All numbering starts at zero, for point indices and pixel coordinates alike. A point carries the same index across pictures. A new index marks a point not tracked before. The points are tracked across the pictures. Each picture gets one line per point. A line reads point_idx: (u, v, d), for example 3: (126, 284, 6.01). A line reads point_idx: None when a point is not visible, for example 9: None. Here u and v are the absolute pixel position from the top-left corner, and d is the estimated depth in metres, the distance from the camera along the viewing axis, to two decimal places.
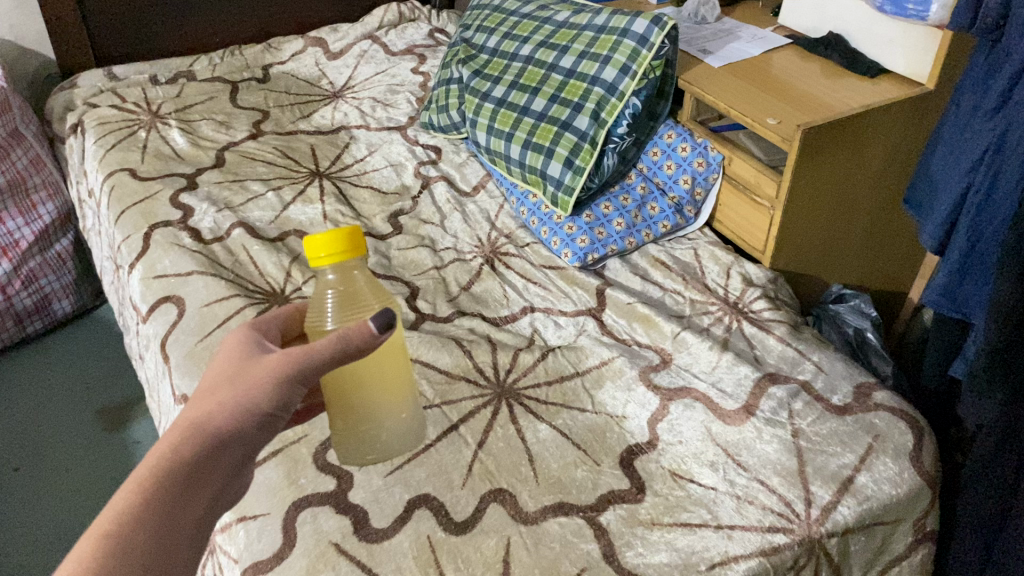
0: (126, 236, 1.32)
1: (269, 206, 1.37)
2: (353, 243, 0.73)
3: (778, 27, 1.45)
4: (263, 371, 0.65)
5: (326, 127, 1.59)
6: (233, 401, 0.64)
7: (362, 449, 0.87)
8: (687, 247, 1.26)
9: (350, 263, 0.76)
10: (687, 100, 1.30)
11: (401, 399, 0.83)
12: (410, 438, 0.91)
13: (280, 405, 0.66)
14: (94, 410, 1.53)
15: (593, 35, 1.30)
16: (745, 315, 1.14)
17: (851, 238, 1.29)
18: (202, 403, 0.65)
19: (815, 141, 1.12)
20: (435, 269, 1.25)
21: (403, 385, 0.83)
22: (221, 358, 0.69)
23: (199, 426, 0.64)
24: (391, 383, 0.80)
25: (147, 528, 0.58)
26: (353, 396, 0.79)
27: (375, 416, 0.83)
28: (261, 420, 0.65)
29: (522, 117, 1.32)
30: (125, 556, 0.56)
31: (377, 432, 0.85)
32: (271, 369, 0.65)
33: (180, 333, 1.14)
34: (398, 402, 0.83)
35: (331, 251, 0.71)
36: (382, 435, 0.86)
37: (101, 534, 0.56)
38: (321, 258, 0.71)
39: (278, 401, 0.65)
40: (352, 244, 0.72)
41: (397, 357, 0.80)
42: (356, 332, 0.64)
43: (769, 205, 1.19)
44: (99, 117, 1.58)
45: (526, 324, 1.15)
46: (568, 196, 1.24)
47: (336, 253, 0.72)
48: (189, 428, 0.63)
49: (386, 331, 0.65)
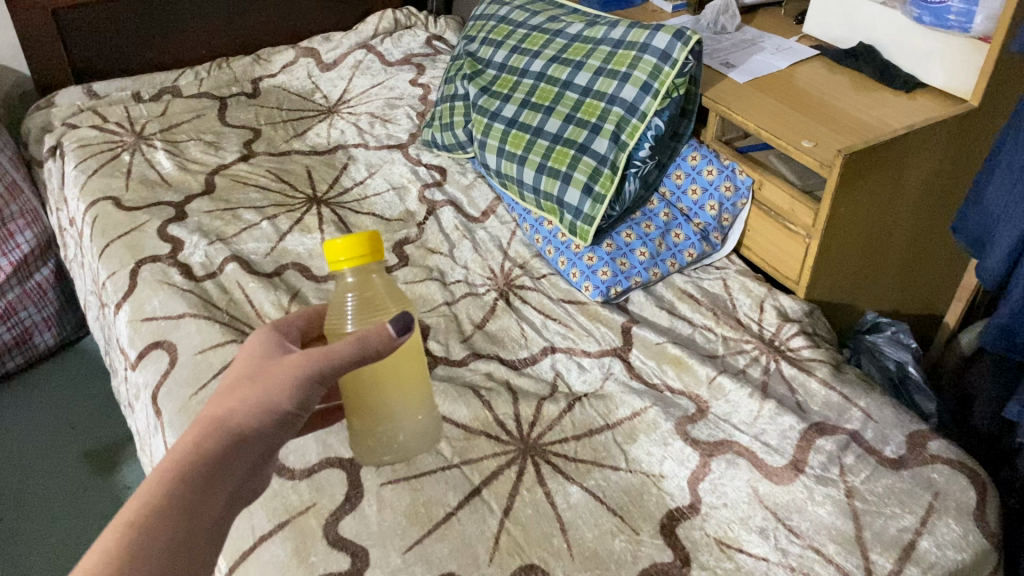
0: (112, 273, 1.23)
1: (264, 237, 1.27)
2: (372, 246, 0.71)
3: (803, 36, 1.36)
4: (284, 372, 0.65)
5: (322, 146, 1.50)
6: (256, 399, 0.64)
7: (377, 448, 0.87)
8: (716, 277, 1.18)
9: (370, 267, 0.74)
10: (712, 119, 1.21)
11: (417, 397, 0.82)
12: (425, 435, 0.90)
13: (300, 405, 0.66)
14: (81, 453, 1.43)
15: (611, 50, 1.22)
16: (784, 354, 1.06)
17: (888, 263, 1.21)
18: (224, 400, 0.65)
19: (856, 166, 1.04)
20: (446, 304, 1.16)
21: (419, 385, 0.81)
22: (245, 358, 0.69)
23: (222, 422, 0.64)
24: (405, 383, 0.79)
25: (170, 517, 0.57)
26: (367, 395, 0.77)
27: (391, 414, 0.81)
28: (281, 419, 0.66)
29: (535, 139, 1.22)
30: (151, 545, 0.55)
31: (394, 431, 0.85)
32: (291, 368, 0.64)
33: (173, 384, 1.05)
34: (414, 401, 0.82)
35: (352, 257, 0.69)
36: (398, 434, 0.85)
37: (127, 524, 0.56)
38: (342, 264, 0.69)
39: (297, 401, 0.65)
40: (374, 251, 0.70)
41: (414, 355, 0.79)
42: (373, 335, 0.64)
43: (805, 233, 1.10)
44: (79, 139, 1.48)
45: (547, 368, 1.07)
46: (588, 225, 1.15)
47: (357, 260, 0.70)
48: (211, 425, 0.64)
49: (405, 334, 0.65)
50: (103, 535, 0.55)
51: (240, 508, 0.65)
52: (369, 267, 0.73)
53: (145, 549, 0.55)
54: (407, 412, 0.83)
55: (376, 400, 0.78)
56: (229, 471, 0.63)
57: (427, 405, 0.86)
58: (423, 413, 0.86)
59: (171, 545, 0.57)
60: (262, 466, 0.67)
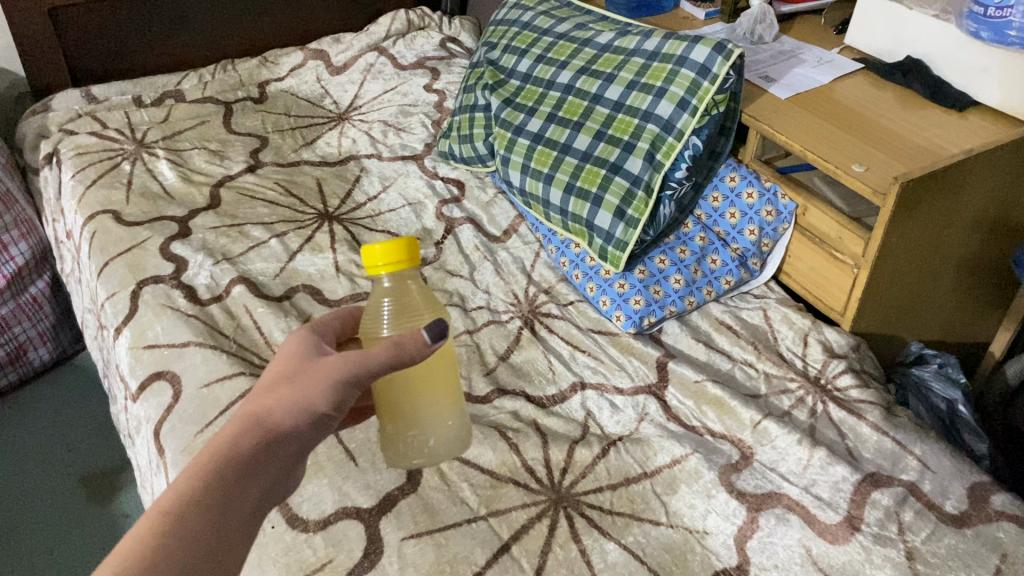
0: (111, 294, 1.16)
1: (273, 256, 1.20)
2: (409, 251, 0.70)
3: (844, 47, 1.29)
4: (322, 375, 0.65)
5: (332, 157, 1.42)
6: (293, 399, 0.64)
7: (407, 453, 0.86)
8: (755, 307, 1.11)
9: (406, 272, 0.73)
10: (752, 138, 1.13)
11: (447, 405, 0.81)
12: (456, 441, 0.88)
13: (336, 406, 0.66)
14: (78, 478, 1.36)
15: (644, 62, 1.14)
16: (831, 395, 0.99)
17: (937, 293, 1.14)
18: (261, 399, 0.65)
19: (912, 196, 0.97)
20: (467, 333, 1.09)
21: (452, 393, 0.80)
22: (283, 358, 0.69)
23: (259, 420, 0.64)
24: (435, 392, 0.78)
25: (206, 505, 0.57)
26: (398, 398, 0.77)
27: (423, 422, 0.80)
28: (316, 420, 0.65)
29: (563, 157, 1.15)
30: (186, 532, 0.55)
31: (426, 437, 0.84)
32: (329, 370, 0.65)
33: (177, 420, 0.98)
34: (445, 409, 0.81)
35: (389, 262, 0.69)
36: (429, 440, 0.84)
37: (163, 510, 0.55)
38: (379, 268, 0.69)
39: (334, 402, 0.65)
40: (411, 257, 0.69)
41: (446, 362, 0.78)
42: (410, 340, 0.64)
43: (853, 263, 1.03)
44: (77, 146, 1.41)
45: (578, 406, 1.00)
46: (620, 251, 1.07)
47: (394, 265, 0.69)
48: (248, 422, 0.63)
49: (440, 341, 0.65)
50: (140, 520, 0.55)
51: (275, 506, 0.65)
52: (406, 272, 0.72)
53: (181, 534, 0.54)
54: (436, 420, 0.82)
55: (407, 405, 0.78)
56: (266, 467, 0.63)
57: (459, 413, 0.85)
58: (455, 421, 0.85)
59: (206, 533, 0.56)
60: (298, 465, 0.67)
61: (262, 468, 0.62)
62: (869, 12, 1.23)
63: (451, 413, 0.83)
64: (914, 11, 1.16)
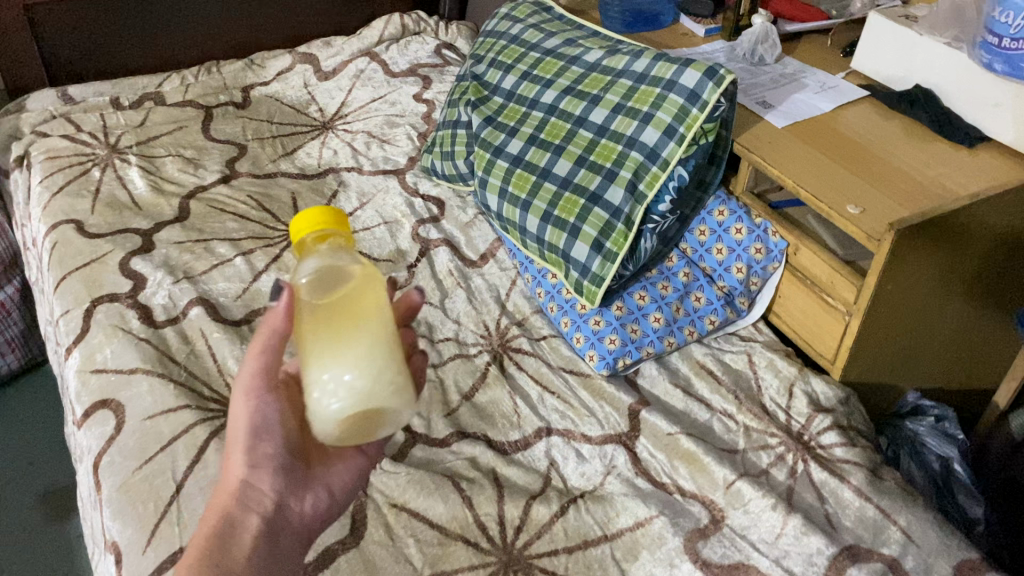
0: (65, 311, 1.10)
1: (236, 275, 1.15)
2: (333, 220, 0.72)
3: (851, 72, 1.20)
4: (236, 414, 0.71)
5: (311, 169, 1.36)
6: (235, 447, 0.71)
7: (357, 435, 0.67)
8: (739, 350, 1.04)
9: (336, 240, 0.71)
10: (743, 169, 1.06)
11: (356, 349, 0.62)
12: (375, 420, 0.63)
13: (266, 426, 0.71)
14: (38, 494, 1.32)
15: (632, 84, 1.07)
16: (814, 453, 0.91)
17: (938, 342, 1.06)
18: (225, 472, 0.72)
19: (909, 243, 0.89)
20: (431, 367, 1.02)
21: (386, 343, 0.64)
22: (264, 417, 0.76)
23: (225, 488, 0.70)
24: (337, 326, 0.63)
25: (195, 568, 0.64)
26: (302, 338, 0.65)
27: (323, 370, 0.62)
28: (265, 451, 0.71)
29: (542, 182, 1.08)
30: None
31: (328, 401, 0.61)
32: (236, 408, 0.71)
33: (117, 454, 0.93)
34: (345, 357, 0.62)
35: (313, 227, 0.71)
36: (336, 407, 0.61)
37: None
38: (301, 229, 0.70)
39: (257, 425, 0.70)
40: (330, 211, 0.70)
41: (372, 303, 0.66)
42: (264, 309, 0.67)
43: (845, 310, 0.96)
44: (48, 149, 1.36)
45: (541, 454, 0.93)
46: (596, 286, 1.01)
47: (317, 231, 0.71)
48: (221, 497, 0.70)
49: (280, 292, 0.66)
50: None
51: (284, 538, 0.71)
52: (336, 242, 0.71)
53: None
54: (334, 366, 0.61)
55: (308, 346, 0.64)
56: (249, 513, 0.69)
57: (385, 375, 0.62)
58: (367, 378, 0.61)
59: None
60: (298, 489, 0.73)
61: (236, 514, 0.69)
62: (876, 35, 1.15)
63: (356, 359, 0.62)
64: (926, 37, 1.08)
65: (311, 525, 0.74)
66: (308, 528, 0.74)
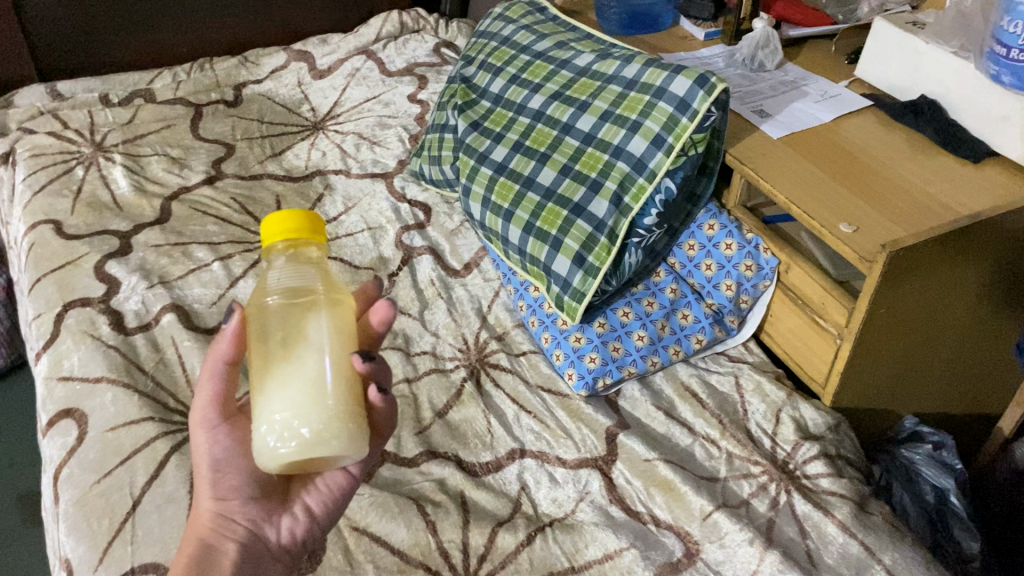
0: (37, 314, 1.08)
1: (212, 281, 1.12)
2: (313, 229, 0.64)
3: (854, 80, 1.15)
4: (198, 448, 0.66)
5: (298, 171, 1.33)
6: (202, 478, 0.66)
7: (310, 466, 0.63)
8: (726, 371, 0.99)
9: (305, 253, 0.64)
10: (735, 182, 1.01)
11: (311, 397, 0.58)
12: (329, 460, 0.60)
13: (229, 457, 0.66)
14: (16, 497, 1.29)
15: (621, 91, 1.03)
16: (798, 484, 0.87)
17: (937, 367, 1.00)
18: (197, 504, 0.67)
19: (902, 266, 0.84)
20: (405, 382, 0.99)
21: (341, 388, 0.59)
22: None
23: (198, 520, 0.65)
24: (292, 368, 0.59)
25: None
26: (256, 371, 0.61)
27: (274, 414, 0.58)
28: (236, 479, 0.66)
29: (525, 192, 1.04)
30: None
31: (275, 445, 0.58)
32: (196, 442, 0.67)
33: (76, 466, 0.90)
34: (296, 402, 0.58)
35: (286, 232, 0.62)
36: (284, 454, 0.58)
37: None
38: (268, 237, 0.63)
39: (218, 455, 0.66)
40: (307, 221, 0.63)
41: (336, 342, 0.61)
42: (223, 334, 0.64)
43: (837, 333, 0.91)
44: (33, 147, 1.34)
45: (513, 478, 0.89)
46: (576, 302, 0.97)
47: (292, 237, 0.63)
48: (195, 530, 0.65)
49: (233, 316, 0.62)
50: None
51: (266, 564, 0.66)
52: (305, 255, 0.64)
53: None
54: (285, 411, 0.58)
55: (259, 382, 0.60)
56: (225, 542, 0.64)
57: (335, 425, 0.58)
58: (317, 428, 0.57)
59: None
60: (276, 511, 0.67)
61: (211, 542, 0.64)
62: (881, 43, 1.10)
63: (308, 407, 0.58)
64: (931, 46, 1.02)
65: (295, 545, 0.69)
66: (293, 551, 0.69)
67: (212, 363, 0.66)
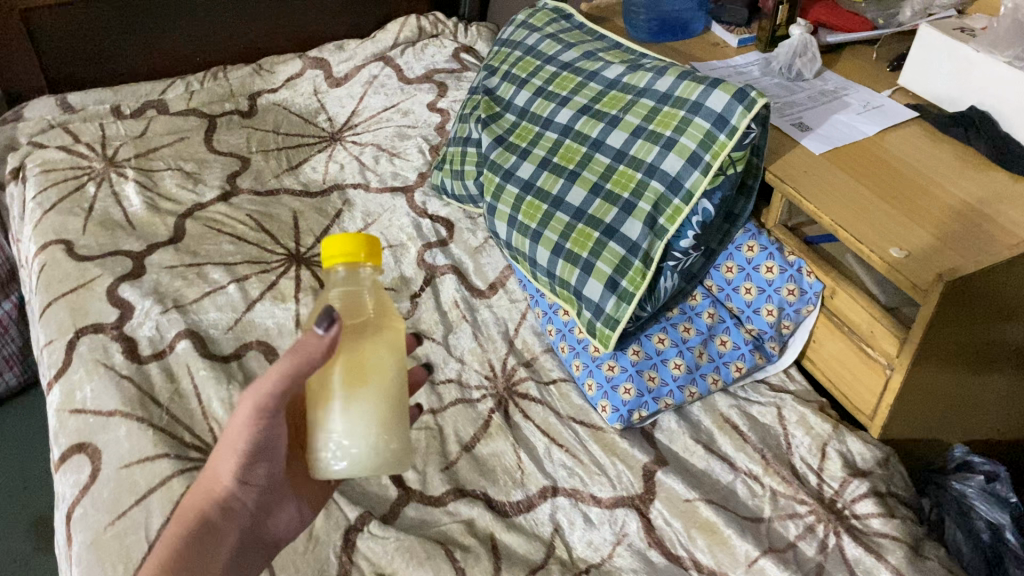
0: (48, 341, 1.04)
1: (228, 304, 1.08)
2: (371, 250, 0.61)
3: (897, 88, 1.09)
4: (235, 428, 0.64)
5: (315, 186, 1.29)
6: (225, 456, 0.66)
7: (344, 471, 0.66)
8: (768, 401, 0.95)
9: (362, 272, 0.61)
10: (775, 201, 0.96)
11: (371, 421, 0.59)
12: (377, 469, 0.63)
13: (265, 450, 0.66)
14: (30, 521, 1.26)
15: (654, 105, 0.98)
16: (848, 525, 0.82)
17: (990, 396, 0.95)
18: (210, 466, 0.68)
19: (961, 295, 0.79)
20: (430, 413, 0.94)
21: (398, 410, 0.61)
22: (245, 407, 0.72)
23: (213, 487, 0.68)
24: (358, 395, 0.59)
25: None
26: (316, 387, 0.60)
27: (330, 434, 0.59)
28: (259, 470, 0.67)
29: (554, 212, 0.99)
30: None
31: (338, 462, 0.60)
32: (236, 424, 0.64)
33: (89, 505, 0.86)
34: (364, 431, 0.59)
35: (347, 256, 0.59)
36: (337, 469, 0.60)
37: None
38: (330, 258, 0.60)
39: (257, 447, 0.65)
40: (368, 244, 0.60)
41: (393, 365, 0.61)
42: (308, 349, 0.57)
43: (887, 363, 0.86)
44: (43, 161, 1.30)
45: (545, 518, 0.85)
46: (610, 329, 0.92)
47: (352, 260, 0.60)
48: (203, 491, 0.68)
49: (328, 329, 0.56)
50: None
51: (253, 546, 0.72)
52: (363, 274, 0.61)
53: None
54: (343, 433, 0.59)
55: (322, 403, 0.60)
56: (228, 521, 0.69)
57: (394, 449, 0.61)
58: (381, 452, 0.60)
59: None
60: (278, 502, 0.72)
61: (218, 528, 0.68)
62: (927, 51, 1.04)
63: (368, 430, 0.59)
64: (983, 54, 0.97)
65: (280, 533, 0.74)
66: (279, 536, 0.74)
67: (278, 371, 0.59)
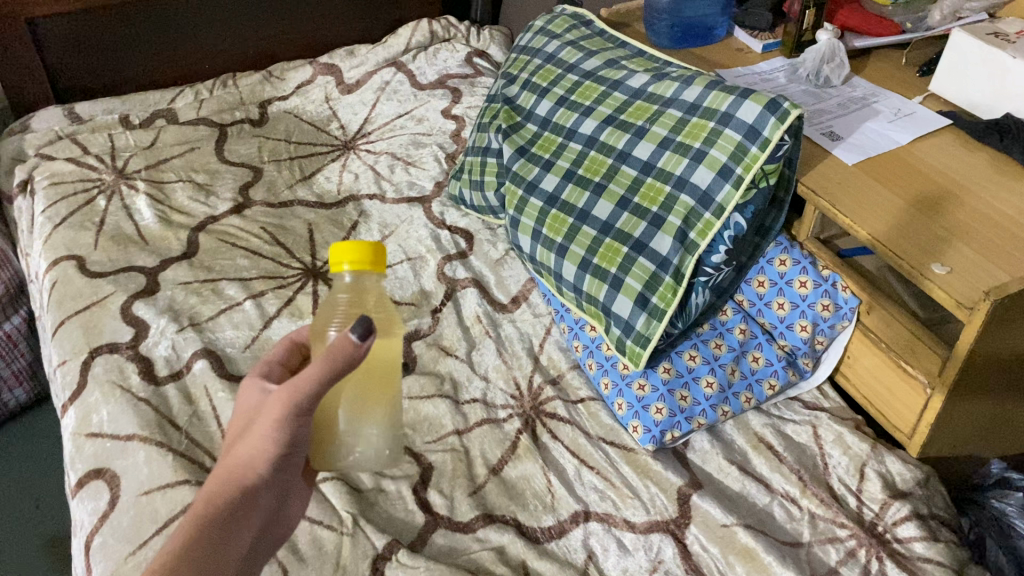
0: (62, 361, 1.02)
1: (245, 322, 1.05)
2: (376, 256, 0.64)
3: (929, 94, 1.07)
4: (271, 412, 0.62)
5: (330, 197, 1.27)
6: (257, 441, 0.63)
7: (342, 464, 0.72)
8: (802, 420, 0.92)
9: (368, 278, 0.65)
10: (808, 213, 0.94)
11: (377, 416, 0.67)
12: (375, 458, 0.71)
13: (298, 436, 0.64)
14: (44, 540, 1.23)
15: (682, 116, 0.95)
16: (891, 550, 0.80)
17: None
18: (232, 453, 0.65)
19: (1009, 315, 0.76)
20: (455, 434, 0.92)
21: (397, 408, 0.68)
22: (243, 390, 0.70)
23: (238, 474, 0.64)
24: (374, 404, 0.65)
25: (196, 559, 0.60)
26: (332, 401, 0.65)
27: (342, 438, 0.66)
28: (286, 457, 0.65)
29: (580, 226, 0.97)
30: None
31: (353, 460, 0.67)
32: (274, 410, 0.62)
33: (109, 534, 0.83)
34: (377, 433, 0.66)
35: (354, 261, 0.63)
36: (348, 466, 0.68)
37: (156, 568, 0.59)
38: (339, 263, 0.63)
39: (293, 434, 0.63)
40: (375, 253, 0.63)
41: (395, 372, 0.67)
42: (340, 347, 0.58)
43: (926, 382, 0.83)
44: (52, 174, 1.27)
45: (578, 545, 0.82)
46: (640, 347, 0.89)
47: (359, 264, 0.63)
48: (225, 478, 0.64)
49: (369, 338, 0.58)
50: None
51: (263, 539, 0.68)
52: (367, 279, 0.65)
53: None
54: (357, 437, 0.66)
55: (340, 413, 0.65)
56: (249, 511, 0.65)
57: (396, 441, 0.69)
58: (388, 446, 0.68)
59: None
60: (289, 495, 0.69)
61: (241, 513, 0.64)
62: (959, 57, 1.01)
63: (376, 427, 0.67)
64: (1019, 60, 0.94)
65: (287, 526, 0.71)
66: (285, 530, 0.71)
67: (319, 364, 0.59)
